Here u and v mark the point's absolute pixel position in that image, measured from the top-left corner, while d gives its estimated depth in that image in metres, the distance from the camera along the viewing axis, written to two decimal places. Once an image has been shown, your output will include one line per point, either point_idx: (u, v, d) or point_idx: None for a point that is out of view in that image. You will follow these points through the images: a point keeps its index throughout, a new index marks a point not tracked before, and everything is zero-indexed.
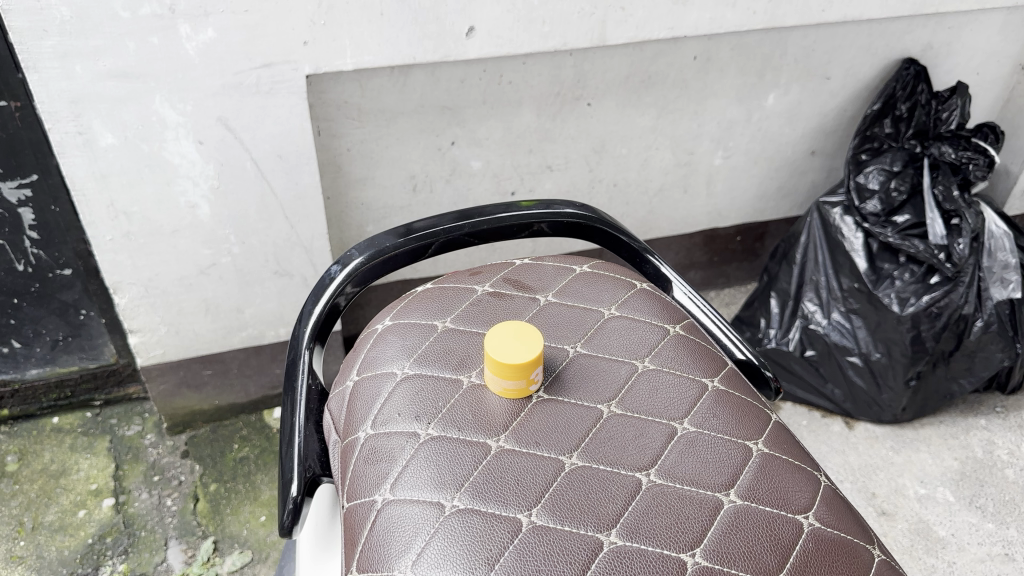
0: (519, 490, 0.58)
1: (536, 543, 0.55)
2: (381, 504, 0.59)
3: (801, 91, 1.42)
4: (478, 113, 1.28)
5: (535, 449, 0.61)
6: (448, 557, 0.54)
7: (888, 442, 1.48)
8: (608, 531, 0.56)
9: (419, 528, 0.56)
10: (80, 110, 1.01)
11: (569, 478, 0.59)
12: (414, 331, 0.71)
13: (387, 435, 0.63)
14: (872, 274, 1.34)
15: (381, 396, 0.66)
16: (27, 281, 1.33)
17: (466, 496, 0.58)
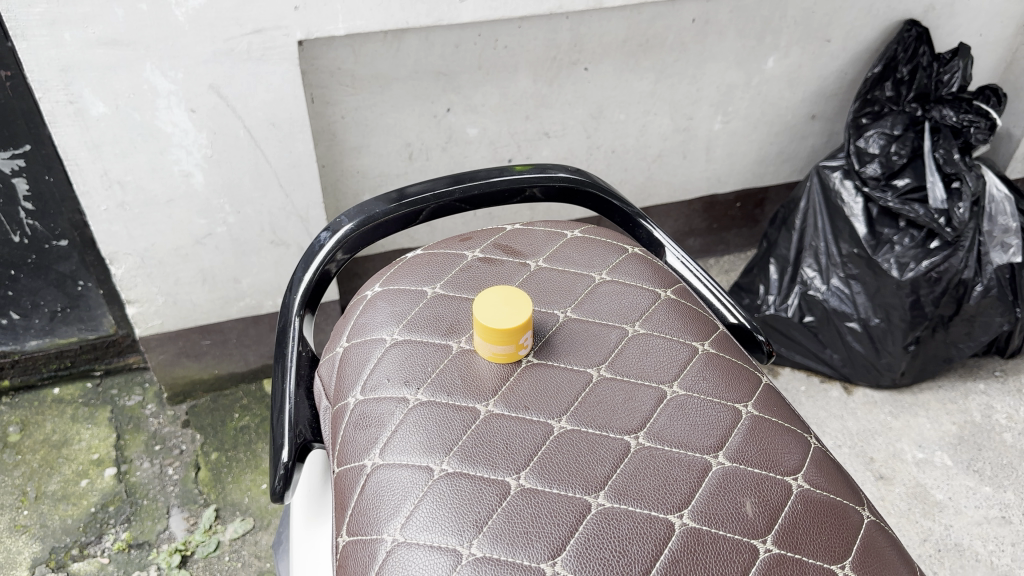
0: (508, 453, 0.58)
1: (524, 507, 0.55)
2: (370, 470, 0.59)
3: (801, 54, 1.40)
4: (474, 79, 1.26)
5: (524, 413, 0.61)
6: (436, 518, 0.54)
7: (886, 407, 1.48)
8: (596, 494, 0.56)
9: (407, 492, 0.56)
10: (70, 78, 1.00)
11: (558, 442, 0.59)
12: (404, 298, 0.71)
13: (376, 401, 0.63)
14: (872, 239, 1.33)
15: (370, 361, 0.66)
16: (24, 252, 1.33)
17: (455, 460, 0.58)
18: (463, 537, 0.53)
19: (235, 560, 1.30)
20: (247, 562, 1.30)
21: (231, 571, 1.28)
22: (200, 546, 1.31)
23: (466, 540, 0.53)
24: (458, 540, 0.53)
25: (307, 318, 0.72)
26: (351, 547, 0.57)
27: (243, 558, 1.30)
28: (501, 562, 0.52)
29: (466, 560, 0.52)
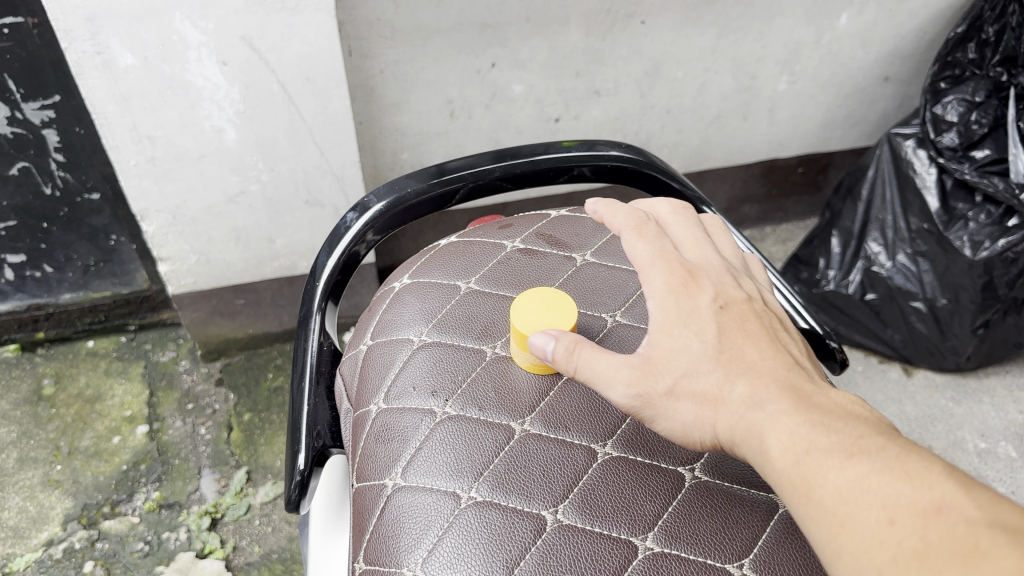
0: (546, 483, 0.52)
1: (562, 546, 0.49)
2: (392, 491, 0.54)
3: (877, 10, 1.30)
4: (521, 32, 1.18)
5: (565, 435, 0.55)
6: (462, 555, 0.49)
7: (948, 392, 1.42)
8: (643, 535, 0.50)
9: (431, 522, 0.51)
10: (96, 27, 0.95)
11: (602, 471, 0.53)
12: (435, 293, 0.66)
13: (401, 411, 0.58)
14: (944, 214, 1.23)
15: (396, 364, 0.61)
16: (55, 206, 1.30)
17: (486, 487, 0.52)
18: None
19: (265, 524, 1.28)
20: (278, 527, 1.28)
21: (261, 535, 1.27)
22: (231, 509, 1.29)
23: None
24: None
25: (331, 306, 0.67)
26: None
27: (273, 522, 1.28)
28: None
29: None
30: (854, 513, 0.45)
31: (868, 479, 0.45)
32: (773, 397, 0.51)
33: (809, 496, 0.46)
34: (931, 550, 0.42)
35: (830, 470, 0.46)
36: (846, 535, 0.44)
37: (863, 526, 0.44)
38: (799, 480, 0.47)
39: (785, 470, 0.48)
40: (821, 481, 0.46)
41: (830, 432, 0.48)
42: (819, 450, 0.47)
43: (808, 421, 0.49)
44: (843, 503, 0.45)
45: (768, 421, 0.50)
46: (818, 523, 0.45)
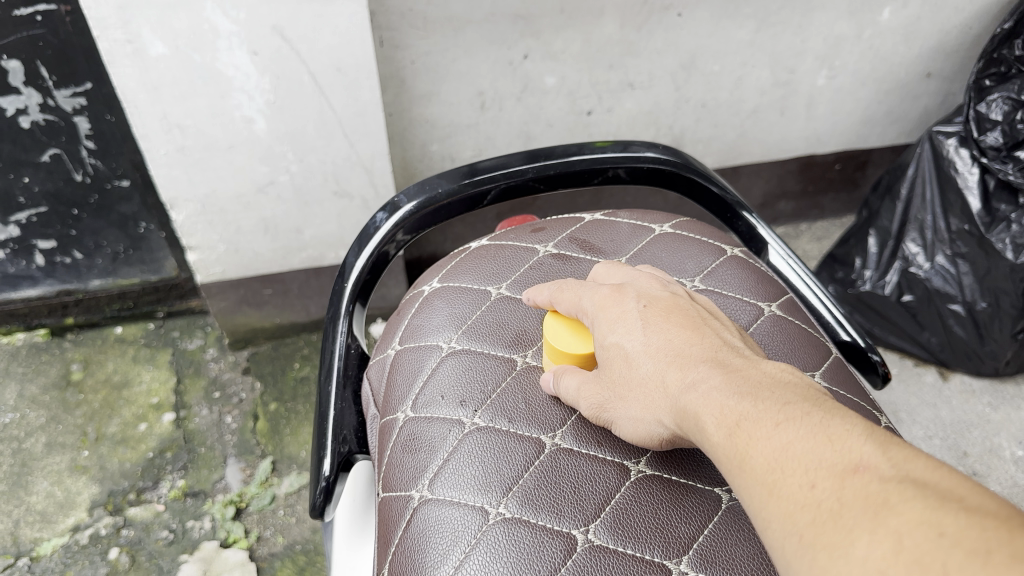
0: (577, 501, 0.51)
1: (592, 568, 0.47)
2: (418, 504, 0.53)
3: (921, 4, 1.26)
4: (555, 23, 1.16)
5: (596, 451, 0.54)
6: (488, 574, 0.48)
7: (985, 398, 1.39)
8: (678, 560, 0.48)
9: (457, 539, 0.50)
10: (128, 15, 0.94)
11: (634, 490, 0.51)
12: (466, 298, 0.65)
13: (428, 421, 0.57)
14: (986, 216, 1.20)
15: (425, 371, 0.60)
16: (86, 192, 1.29)
17: (514, 503, 0.51)
18: None
19: (289, 515, 1.28)
20: (302, 518, 1.28)
21: (285, 526, 1.27)
22: (255, 499, 1.29)
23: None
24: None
25: (359, 307, 0.66)
26: None
27: (297, 513, 1.28)
28: None
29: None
30: (778, 477, 0.39)
31: (793, 441, 0.39)
32: (701, 369, 0.46)
33: (739, 465, 0.41)
34: (843, 509, 0.35)
35: (758, 434, 0.41)
36: (770, 502, 0.38)
37: (785, 489, 0.38)
38: (728, 450, 0.42)
39: (716, 446, 0.43)
40: (747, 448, 0.41)
41: (760, 399, 0.43)
42: (745, 416, 0.42)
43: (735, 389, 0.44)
44: (769, 468, 0.39)
45: (696, 395, 0.45)
46: (747, 497, 0.40)
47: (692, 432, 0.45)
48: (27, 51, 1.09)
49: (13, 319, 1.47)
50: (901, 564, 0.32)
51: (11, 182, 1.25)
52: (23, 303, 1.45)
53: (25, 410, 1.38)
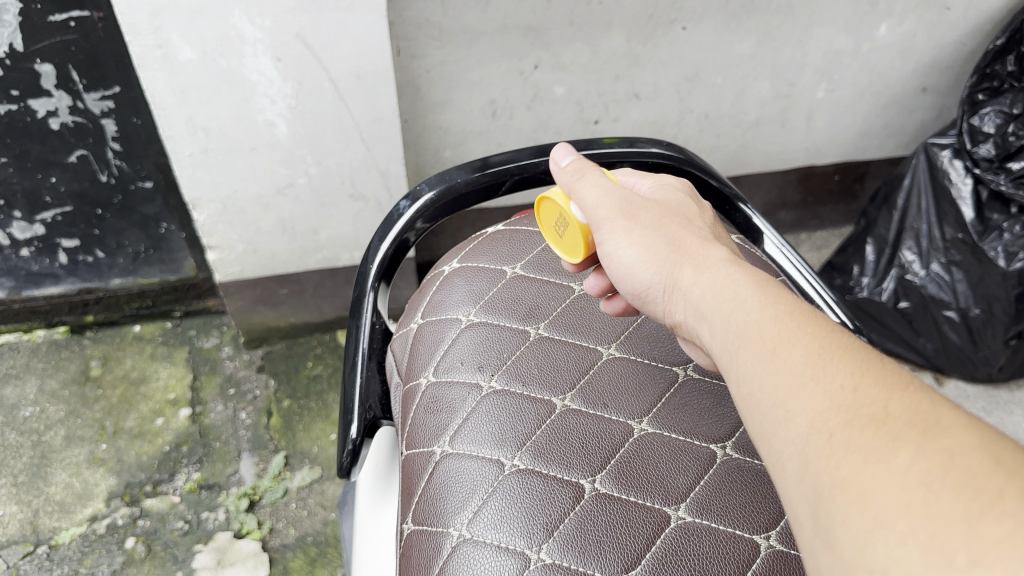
0: (585, 454, 0.56)
1: (598, 513, 0.53)
2: (438, 458, 0.58)
3: (916, 21, 1.31)
4: (564, 36, 1.21)
5: (603, 411, 0.59)
6: (505, 515, 0.53)
7: (980, 402, 1.44)
8: (676, 506, 0.53)
9: (476, 486, 0.55)
10: (160, 22, 0.99)
11: (637, 445, 0.57)
12: (483, 276, 0.69)
13: (448, 385, 0.61)
14: (979, 225, 1.24)
15: (444, 342, 0.65)
16: (110, 192, 1.34)
17: (527, 456, 0.56)
18: (532, 541, 0.52)
19: (301, 508, 1.31)
20: (313, 511, 1.32)
21: (297, 518, 1.30)
22: (268, 492, 1.33)
23: (535, 544, 0.52)
24: (527, 543, 0.52)
25: (382, 286, 0.70)
26: (416, 535, 0.55)
27: (309, 506, 1.32)
28: (572, 571, 0.50)
29: (535, 565, 0.51)
30: (813, 379, 0.41)
31: (835, 355, 0.42)
32: (748, 272, 0.49)
33: (774, 364, 0.43)
34: (886, 414, 0.38)
35: (795, 341, 0.43)
36: (803, 398, 0.41)
37: (822, 390, 0.40)
38: (765, 351, 0.44)
39: (750, 340, 0.45)
40: (783, 352, 0.43)
41: (802, 314, 0.45)
42: (787, 326, 0.45)
43: (779, 295, 0.47)
44: (806, 369, 0.42)
45: (739, 291, 0.48)
46: (774, 390, 0.42)
47: (720, 321, 0.48)
48: (61, 54, 1.14)
49: (34, 316, 1.51)
50: (942, 474, 0.34)
51: (39, 181, 1.30)
52: (44, 301, 1.49)
53: (45, 404, 1.42)
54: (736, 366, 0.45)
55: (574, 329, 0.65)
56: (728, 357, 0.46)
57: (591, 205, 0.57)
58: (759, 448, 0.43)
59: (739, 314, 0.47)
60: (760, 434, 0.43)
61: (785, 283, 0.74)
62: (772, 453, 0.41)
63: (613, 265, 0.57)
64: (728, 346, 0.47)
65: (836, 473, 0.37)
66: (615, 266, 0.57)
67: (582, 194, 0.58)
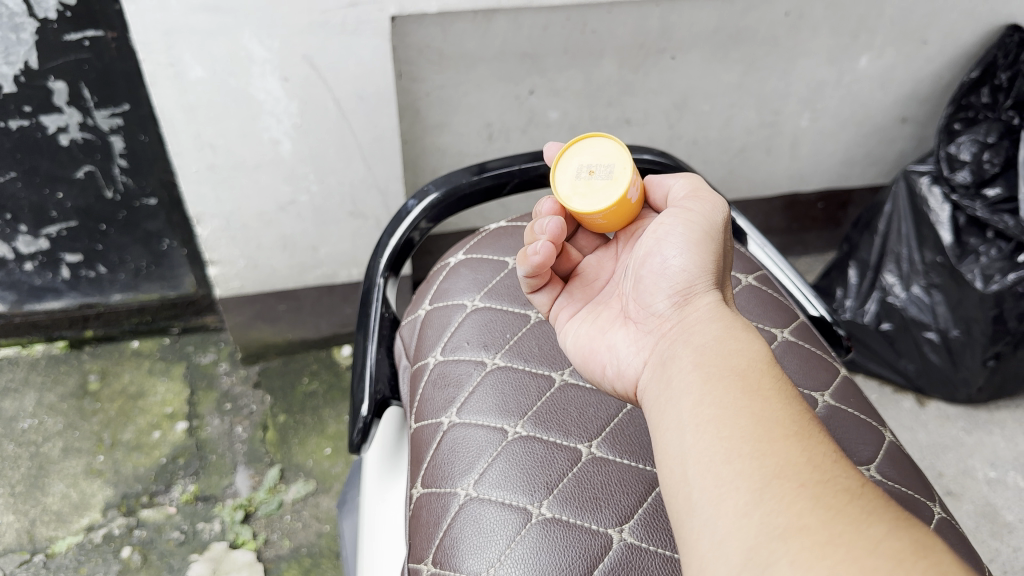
0: (582, 422, 0.69)
1: (595, 471, 0.65)
2: (448, 426, 0.70)
3: (895, 55, 1.37)
4: (559, 63, 1.26)
5: (600, 385, 0.72)
6: (509, 476, 0.65)
7: (960, 422, 1.50)
8: None
9: (484, 450, 0.67)
10: (172, 41, 1.02)
11: (630, 415, 0.69)
12: (485, 267, 0.83)
13: (456, 362, 0.74)
14: (957, 249, 1.26)
15: (452, 324, 0.78)
16: (114, 208, 1.37)
17: (529, 424, 0.69)
18: (534, 497, 0.63)
19: (296, 520, 1.33)
20: (308, 523, 1.33)
21: (292, 531, 1.32)
22: (263, 504, 1.35)
23: (536, 501, 0.63)
24: (529, 500, 0.63)
25: (390, 279, 0.80)
26: (424, 497, 0.67)
27: (303, 518, 1.34)
28: (568, 522, 0.62)
29: (536, 521, 0.62)
30: (790, 440, 0.46)
31: (812, 433, 0.47)
32: (754, 334, 0.56)
33: (756, 414, 0.48)
34: (853, 491, 0.43)
35: (781, 404, 0.49)
36: (777, 449, 0.45)
37: (796, 451, 0.45)
38: (753, 400, 0.49)
39: (740, 386, 0.50)
40: (766, 412, 0.48)
41: (789, 387, 0.51)
42: (787, 397, 0.50)
43: (776, 367, 0.53)
44: (787, 431, 0.47)
45: (745, 342, 0.55)
46: (749, 432, 0.46)
47: (720, 354, 0.53)
48: (73, 73, 1.16)
49: (34, 330, 1.54)
50: (907, 557, 0.38)
51: (46, 197, 1.32)
52: (45, 315, 1.52)
53: (43, 417, 1.44)
54: (715, 396, 0.50)
55: None
56: (709, 385, 0.51)
57: (688, 197, 0.67)
58: (700, 470, 0.47)
59: (739, 361, 0.52)
60: (709, 463, 0.46)
61: (770, 280, 0.85)
62: (720, 481, 0.45)
63: (656, 251, 0.64)
64: (716, 375, 0.52)
65: (795, 518, 0.41)
66: (656, 252, 0.64)
67: (685, 187, 0.69)
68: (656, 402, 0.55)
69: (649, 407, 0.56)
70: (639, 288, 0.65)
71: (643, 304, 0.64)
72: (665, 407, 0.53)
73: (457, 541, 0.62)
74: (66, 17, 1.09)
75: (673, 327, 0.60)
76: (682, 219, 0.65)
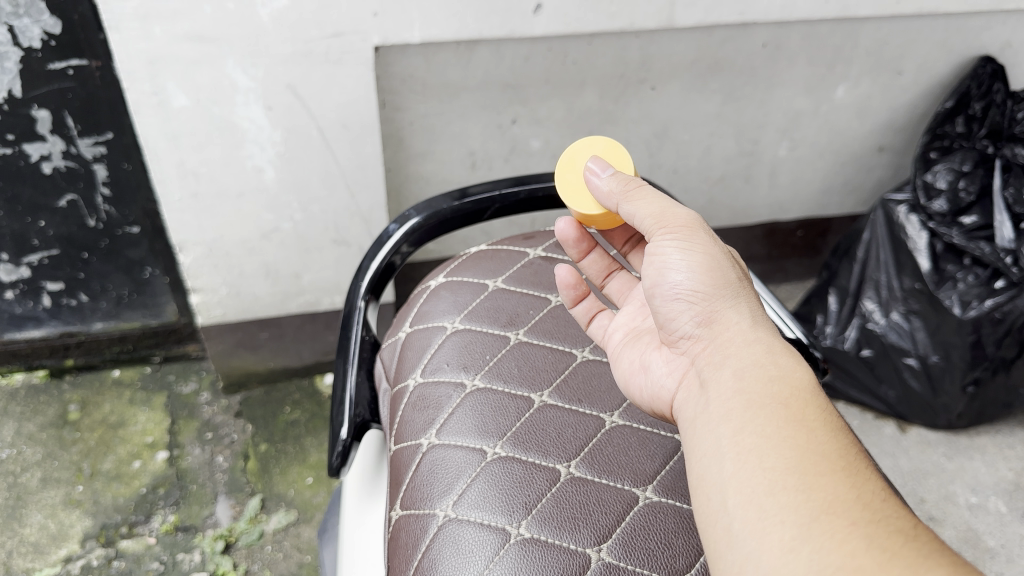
0: (561, 443, 0.69)
1: (573, 492, 0.65)
2: (427, 447, 0.70)
3: (871, 84, 1.40)
4: (541, 92, 1.28)
5: (578, 405, 0.72)
6: (487, 496, 0.65)
7: (940, 448, 1.51)
8: (643, 487, 0.66)
9: (462, 471, 0.67)
10: (156, 70, 1.03)
11: (608, 435, 0.70)
12: (465, 290, 0.84)
13: (435, 383, 0.75)
14: (934, 275, 1.27)
15: (432, 346, 0.78)
16: (97, 236, 1.36)
17: (508, 445, 0.69)
18: (512, 518, 0.63)
19: (277, 551, 1.32)
20: (289, 554, 1.32)
21: (272, 561, 1.30)
22: (244, 534, 1.33)
23: (514, 521, 0.63)
24: (507, 521, 0.63)
25: (370, 302, 0.81)
26: (404, 520, 0.67)
27: (284, 549, 1.32)
28: (546, 543, 0.62)
29: (514, 539, 0.62)
30: (837, 476, 0.47)
31: (860, 470, 0.48)
32: (792, 355, 0.56)
33: (801, 447, 0.49)
34: (907, 533, 0.44)
35: (828, 438, 0.49)
36: (824, 485, 0.46)
37: (844, 488, 0.46)
38: (798, 432, 0.50)
39: (786, 415, 0.51)
40: (813, 446, 0.49)
41: (833, 418, 0.52)
42: (833, 428, 0.50)
43: (821, 397, 0.53)
44: (834, 466, 0.47)
45: (783, 364, 0.55)
46: (794, 465, 0.47)
47: (759, 379, 0.54)
48: (57, 101, 1.16)
49: (15, 359, 1.53)
50: None
51: (28, 225, 1.32)
52: (25, 344, 1.51)
53: (22, 446, 1.43)
54: (756, 424, 0.51)
55: (551, 334, 0.79)
56: (750, 411, 0.52)
57: (663, 230, 0.65)
58: (742, 500, 0.48)
59: (780, 387, 0.53)
60: (752, 494, 0.47)
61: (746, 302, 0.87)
62: (764, 513, 0.46)
63: (664, 280, 0.64)
64: (757, 400, 0.52)
65: (847, 557, 0.42)
66: (664, 279, 0.64)
67: (650, 213, 0.67)
68: (692, 426, 0.56)
69: (686, 430, 0.57)
70: (663, 317, 0.65)
71: (670, 331, 0.65)
72: (703, 434, 0.54)
73: (435, 562, 0.62)
74: (50, 47, 1.09)
75: (705, 351, 0.60)
76: (682, 244, 0.63)
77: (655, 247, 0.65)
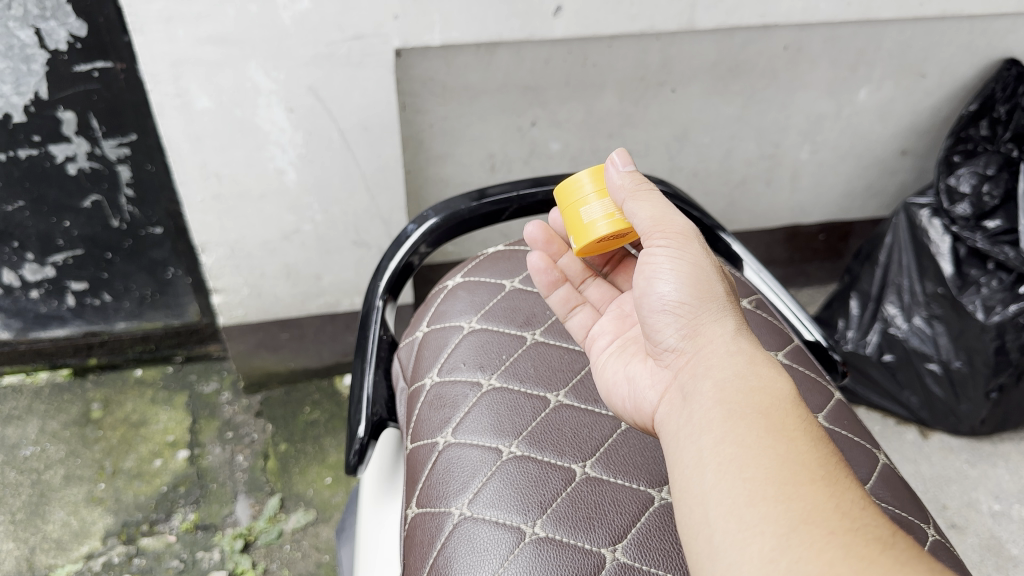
0: (577, 444, 0.69)
1: (588, 491, 0.65)
2: (443, 447, 0.70)
3: (894, 87, 1.39)
4: (560, 95, 1.28)
5: (593, 406, 0.72)
6: (501, 494, 0.65)
7: (963, 455, 1.49)
8: (659, 489, 0.66)
9: (478, 469, 0.67)
10: (180, 72, 1.04)
11: (625, 436, 0.70)
12: (482, 290, 0.84)
13: (452, 383, 0.75)
14: (958, 279, 1.26)
15: (449, 345, 0.79)
16: (120, 237, 1.38)
17: (524, 444, 0.69)
18: (527, 517, 0.63)
19: (295, 550, 1.33)
20: (307, 553, 1.33)
21: (291, 560, 1.31)
22: (263, 534, 1.34)
23: (529, 520, 0.63)
24: (522, 519, 0.63)
25: (388, 302, 0.82)
26: (419, 519, 0.67)
27: (303, 548, 1.33)
28: (561, 542, 0.61)
29: (529, 537, 0.62)
30: (816, 485, 0.47)
31: (839, 480, 0.48)
32: (773, 366, 0.56)
33: (781, 456, 0.48)
34: (884, 540, 0.44)
35: (808, 446, 0.49)
36: (803, 494, 0.46)
37: (823, 497, 0.46)
38: (778, 442, 0.49)
39: (767, 426, 0.51)
40: (792, 455, 0.49)
41: (814, 428, 0.52)
42: (809, 435, 0.51)
43: (801, 406, 0.53)
44: (813, 476, 0.47)
45: (765, 376, 0.55)
46: (773, 476, 0.47)
47: (740, 391, 0.54)
48: (82, 103, 1.17)
49: (39, 357, 1.55)
50: None
51: (53, 225, 1.34)
52: (50, 342, 1.53)
53: (46, 444, 1.45)
54: (738, 434, 0.51)
55: (567, 335, 0.79)
56: (731, 422, 0.52)
57: (656, 236, 0.64)
58: (724, 511, 0.47)
59: (756, 396, 0.53)
60: (731, 505, 0.47)
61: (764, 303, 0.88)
62: (744, 525, 0.46)
63: (652, 290, 0.64)
64: (737, 410, 0.52)
65: (825, 568, 0.42)
66: (652, 289, 0.64)
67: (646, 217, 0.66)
68: (675, 440, 0.55)
69: (670, 443, 0.56)
70: (646, 325, 0.64)
71: (655, 343, 0.64)
72: (686, 448, 0.53)
73: (450, 560, 0.62)
74: (76, 49, 1.10)
75: (689, 363, 0.60)
76: (672, 254, 0.63)
77: (649, 251, 0.65)
